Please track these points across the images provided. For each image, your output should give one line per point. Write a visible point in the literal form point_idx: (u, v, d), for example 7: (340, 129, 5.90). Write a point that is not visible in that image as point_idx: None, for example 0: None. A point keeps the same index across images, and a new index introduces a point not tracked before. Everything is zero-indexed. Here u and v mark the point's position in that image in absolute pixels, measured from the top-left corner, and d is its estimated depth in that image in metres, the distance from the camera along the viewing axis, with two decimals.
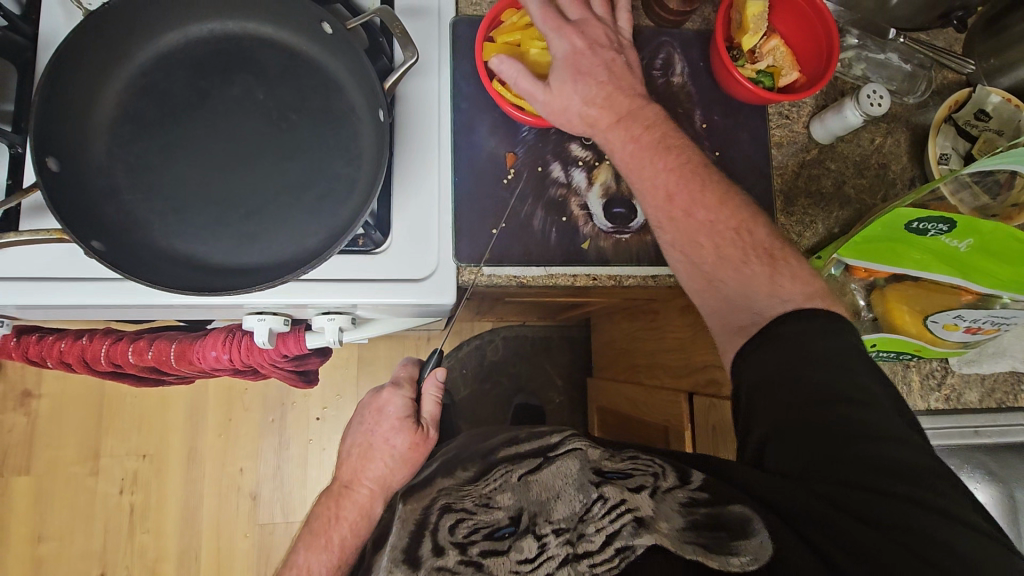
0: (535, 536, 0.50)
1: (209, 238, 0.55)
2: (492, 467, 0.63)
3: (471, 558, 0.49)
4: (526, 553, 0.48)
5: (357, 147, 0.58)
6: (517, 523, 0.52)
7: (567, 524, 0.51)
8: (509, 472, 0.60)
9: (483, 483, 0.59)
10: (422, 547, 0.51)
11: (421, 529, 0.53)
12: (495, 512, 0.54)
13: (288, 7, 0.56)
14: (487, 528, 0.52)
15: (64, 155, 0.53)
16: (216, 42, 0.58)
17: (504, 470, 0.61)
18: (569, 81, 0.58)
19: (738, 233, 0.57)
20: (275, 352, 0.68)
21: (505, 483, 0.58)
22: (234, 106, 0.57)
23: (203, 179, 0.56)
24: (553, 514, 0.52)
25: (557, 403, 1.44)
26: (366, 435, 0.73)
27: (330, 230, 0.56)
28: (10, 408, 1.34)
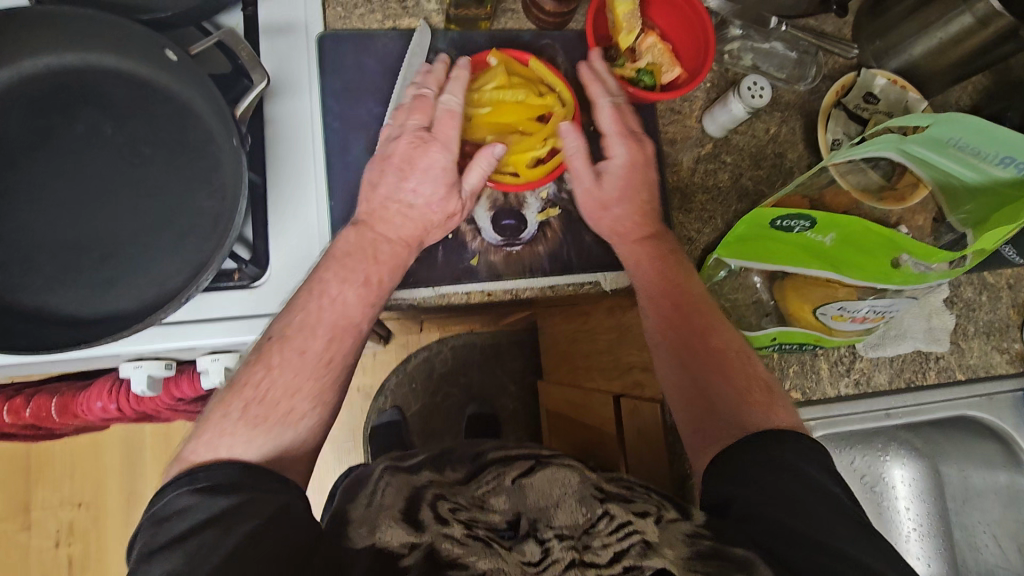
0: (537, 540, 0.44)
1: (59, 289, 0.51)
2: (484, 469, 0.56)
3: (479, 534, 0.43)
4: (529, 558, 0.42)
5: (217, 178, 0.54)
6: (516, 528, 0.46)
7: (571, 532, 0.44)
8: (501, 474, 0.52)
9: (473, 485, 0.52)
10: (424, 512, 0.45)
11: (416, 500, 0.47)
12: (490, 513, 0.47)
13: (126, 35, 0.52)
14: (486, 526, 0.45)
15: None
16: (53, 77, 0.54)
17: (497, 472, 0.53)
18: (619, 188, 0.59)
19: (679, 300, 0.58)
20: (166, 396, 0.65)
21: (499, 485, 0.50)
22: (78, 144, 0.53)
23: (47, 227, 0.52)
24: (555, 520, 0.45)
25: (511, 410, 1.41)
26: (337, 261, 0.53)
27: (192, 269, 0.53)
28: None
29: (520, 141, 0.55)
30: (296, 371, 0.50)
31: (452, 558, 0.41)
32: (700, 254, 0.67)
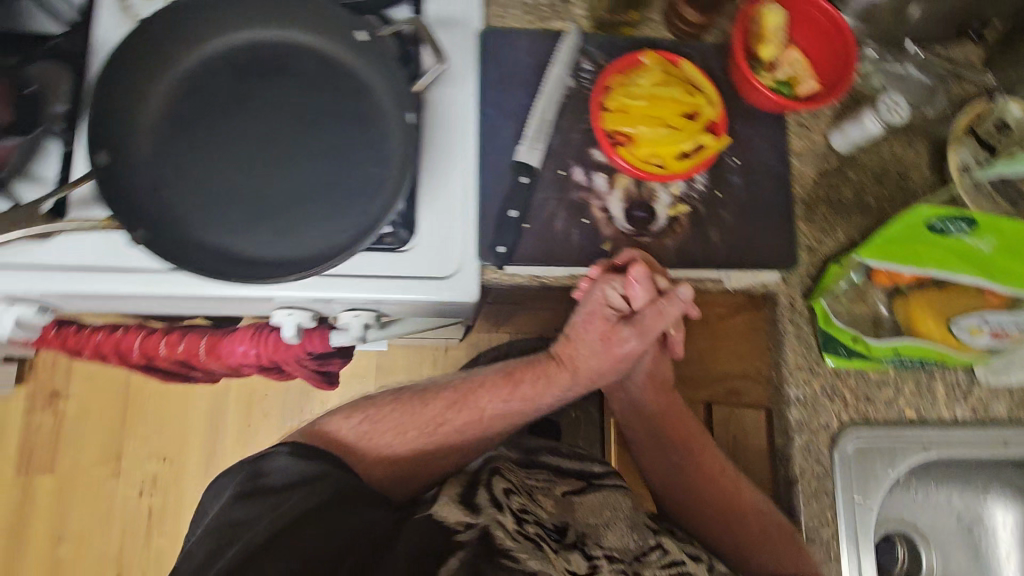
0: (587, 554, 0.58)
1: (243, 232, 0.57)
2: (536, 469, 0.73)
3: (530, 533, 0.56)
4: (580, 566, 0.55)
5: (386, 148, 0.60)
6: (566, 534, 0.60)
7: (620, 555, 0.58)
8: (553, 482, 0.70)
9: (529, 477, 0.69)
10: (478, 497, 0.58)
11: (473, 487, 0.61)
12: (544, 513, 0.62)
13: (328, 17, 0.59)
14: (538, 520, 0.59)
15: (114, 150, 0.56)
16: (256, 48, 0.61)
17: (549, 479, 0.71)
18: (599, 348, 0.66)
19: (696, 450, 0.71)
20: (300, 348, 0.71)
21: (550, 491, 0.68)
22: (272, 107, 0.60)
23: (239, 176, 0.58)
24: (605, 540, 0.60)
25: None
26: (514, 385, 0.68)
27: (358, 226, 0.58)
28: (37, 408, 1.35)
29: (671, 132, 0.57)
30: (406, 413, 0.66)
31: (505, 547, 0.52)
32: (821, 263, 0.68)
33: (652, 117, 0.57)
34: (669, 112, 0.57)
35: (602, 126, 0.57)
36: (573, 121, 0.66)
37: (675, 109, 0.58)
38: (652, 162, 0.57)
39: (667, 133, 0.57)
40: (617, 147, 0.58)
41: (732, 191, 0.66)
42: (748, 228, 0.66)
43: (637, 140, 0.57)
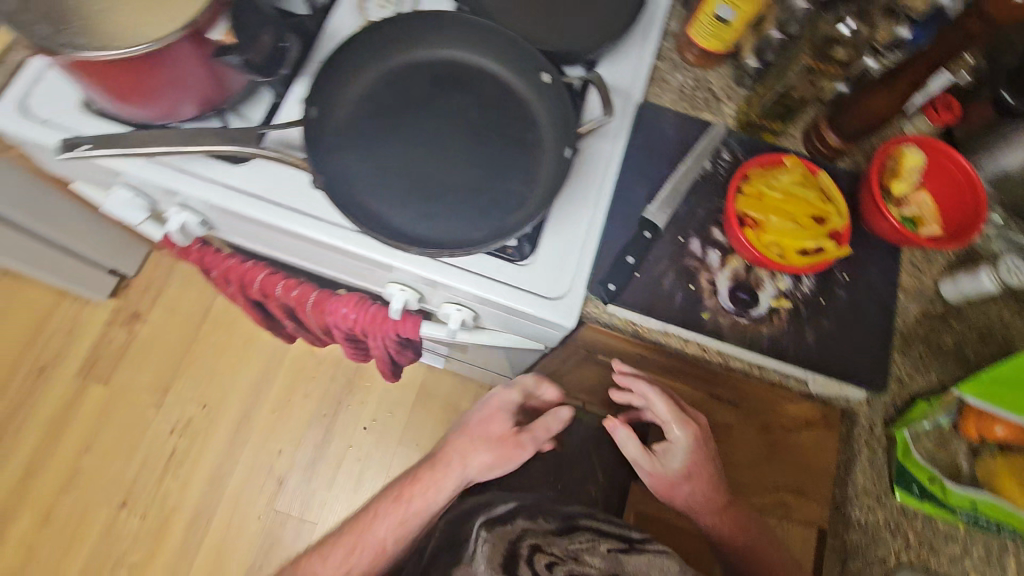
0: None
1: (396, 207, 0.65)
2: (576, 527, 0.74)
3: None
4: None
5: (534, 173, 0.67)
6: None
7: None
8: (595, 540, 0.71)
9: (569, 540, 0.71)
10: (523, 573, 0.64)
11: (518, 558, 0.66)
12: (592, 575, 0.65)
13: (521, 55, 0.68)
14: None
15: (319, 110, 0.65)
16: (454, 61, 0.70)
17: (591, 537, 0.72)
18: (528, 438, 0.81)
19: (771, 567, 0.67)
20: (394, 326, 0.77)
21: (594, 549, 0.69)
22: (452, 115, 0.69)
23: (407, 161, 0.66)
24: None
25: None
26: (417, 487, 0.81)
27: (492, 232, 0.65)
28: (116, 323, 1.45)
29: (795, 230, 0.62)
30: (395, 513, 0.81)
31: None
32: (907, 399, 0.68)
33: (782, 212, 0.62)
34: (799, 212, 0.62)
35: (734, 206, 0.62)
36: (702, 198, 0.71)
37: (805, 211, 0.62)
38: (771, 251, 0.62)
39: (792, 230, 0.62)
40: (744, 228, 0.62)
41: (835, 302, 0.69)
42: (844, 341, 0.68)
43: (763, 228, 0.62)
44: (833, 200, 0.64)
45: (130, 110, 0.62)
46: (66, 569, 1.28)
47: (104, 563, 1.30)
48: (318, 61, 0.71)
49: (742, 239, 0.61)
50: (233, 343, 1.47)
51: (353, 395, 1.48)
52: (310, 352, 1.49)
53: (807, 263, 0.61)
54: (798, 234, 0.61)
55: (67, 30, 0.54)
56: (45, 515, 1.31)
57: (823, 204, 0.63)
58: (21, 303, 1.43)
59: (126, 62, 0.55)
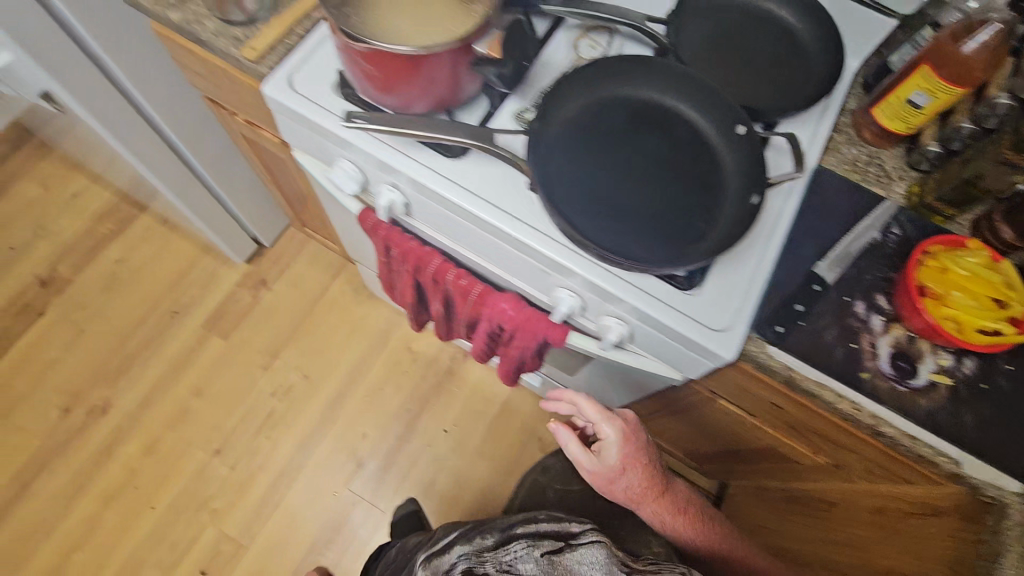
0: None
1: (586, 220, 0.71)
2: (514, 538, 0.87)
3: None
4: None
5: (715, 213, 0.72)
6: None
7: None
8: (530, 546, 0.83)
9: (504, 550, 0.84)
10: None
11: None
12: None
13: (721, 105, 0.74)
14: None
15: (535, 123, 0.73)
16: (655, 102, 0.77)
17: (528, 544, 0.84)
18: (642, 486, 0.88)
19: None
20: (544, 330, 0.82)
21: (526, 555, 0.82)
22: (647, 149, 0.75)
23: (601, 182, 0.73)
24: None
25: None
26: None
27: (669, 258, 0.70)
28: (245, 286, 1.58)
29: (975, 308, 0.64)
30: None
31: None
32: None
33: (964, 289, 0.64)
34: (981, 291, 0.65)
35: (915, 275, 0.66)
36: (870, 264, 0.73)
37: (987, 291, 0.65)
38: (947, 323, 0.64)
39: (972, 307, 0.64)
40: (922, 297, 0.65)
41: (997, 390, 0.69)
42: (1001, 430, 0.68)
43: (941, 300, 0.65)
44: (1016, 288, 0.65)
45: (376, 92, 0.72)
46: (156, 500, 1.38)
47: (190, 502, 1.39)
48: (535, 88, 0.80)
49: (920, 305, 0.64)
50: (341, 326, 1.58)
51: (439, 398, 1.54)
52: (408, 349, 1.57)
53: (983, 341, 0.63)
54: (978, 312, 0.64)
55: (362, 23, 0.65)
56: (148, 446, 1.42)
57: (1007, 289, 0.65)
58: (170, 252, 1.59)
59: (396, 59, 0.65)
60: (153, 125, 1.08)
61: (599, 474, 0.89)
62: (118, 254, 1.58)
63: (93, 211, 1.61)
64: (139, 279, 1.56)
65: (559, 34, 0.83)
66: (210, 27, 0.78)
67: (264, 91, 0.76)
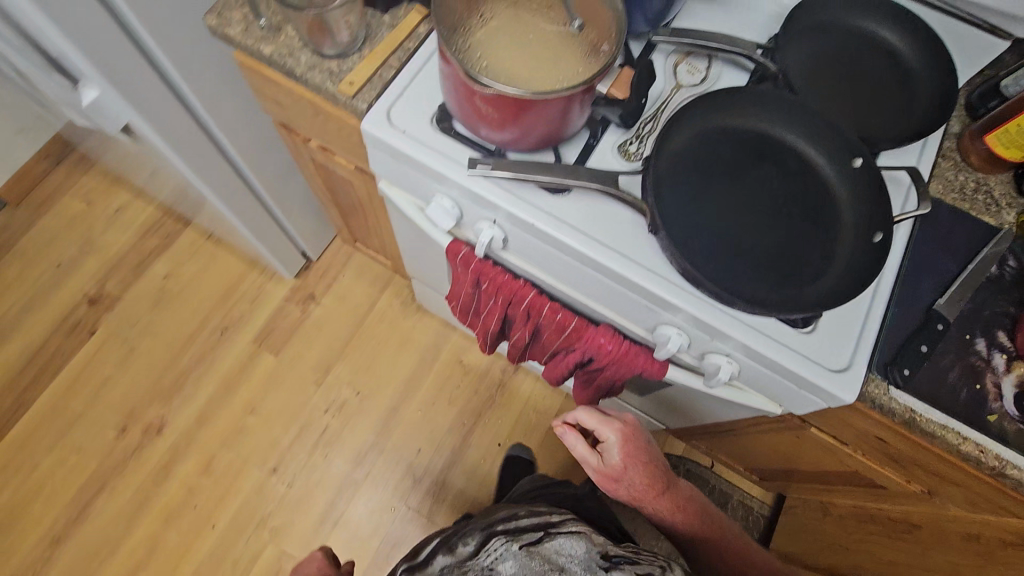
0: None
1: (703, 259, 0.69)
2: (490, 537, 0.80)
3: None
4: None
5: (831, 250, 0.70)
6: None
7: None
8: (507, 543, 0.78)
9: (484, 554, 0.77)
10: None
11: None
12: None
13: (835, 137, 0.72)
14: None
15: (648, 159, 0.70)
16: (763, 133, 0.74)
17: (505, 540, 0.78)
18: (627, 466, 0.87)
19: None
20: (640, 364, 0.82)
21: (506, 552, 0.76)
22: (757, 183, 0.73)
23: (714, 219, 0.71)
24: None
25: None
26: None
27: (789, 297, 0.68)
28: (294, 300, 1.57)
29: None
30: None
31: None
32: None
33: None
34: None
35: None
36: (987, 299, 0.72)
37: None
38: None
39: None
40: None
41: None
42: None
43: None
44: None
45: (478, 124, 0.68)
46: (216, 519, 1.38)
47: (250, 520, 1.39)
48: (646, 120, 0.76)
49: None
50: (391, 339, 1.57)
51: (492, 411, 1.53)
52: (459, 362, 1.56)
53: None
54: None
55: (475, 59, 0.61)
56: (205, 464, 1.42)
57: None
58: (217, 266, 1.58)
59: (510, 102, 0.61)
60: (226, 157, 1.06)
61: (602, 475, 0.88)
62: (165, 269, 1.56)
63: (138, 225, 1.59)
64: (187, 295, 1.55)
65: (658, 55, 0.80)
66: (304, 60, 0.76)
67: (364, 126, 0.74)
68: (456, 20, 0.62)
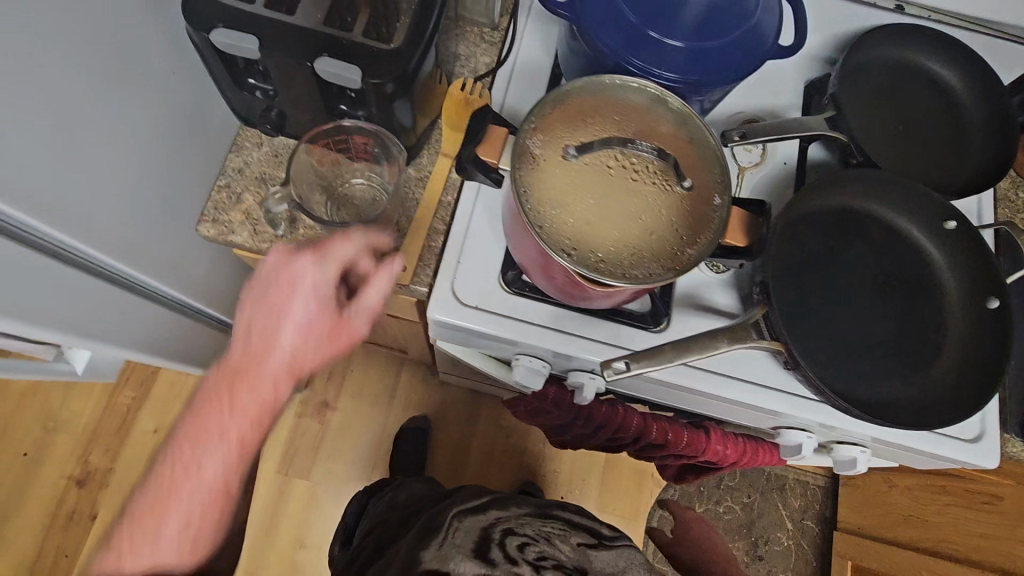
0: None
1: (832, 369, 0.65)
2: (547, 517, 0.89)
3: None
4: None
5: (945, 321, 0.68)
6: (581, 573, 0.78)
7: None
8: (564, 533, 0.86)
9: (544, 524, 0.87)
10: (491, 552, 0.76)
11: (483, 543, 0.79)
12: (561, 554, 0.81)
13: (924, 203, 0.68)
14: (555, 561, 0.78)
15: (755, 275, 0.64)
16: (847, 211, 0.70)
17: (563, 530, 0.87)
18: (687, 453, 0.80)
19: None
20: (753, 459, 0.80)
21: (567, 538, 0.85)
22: (854, 268, 0.69)
23: (828, 322, 0.67)
24: None
25: (785, 546, 1.51)
26: (258, 300, 0.60)
27: (923, 385, 0.66)
28: (306, 414, 1.44)
29: None
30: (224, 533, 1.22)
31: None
32: None
33: None
34: None
35: None
36: None
37: None
38: None
39: None
40: None
41: None
42: None
43: None
44: None
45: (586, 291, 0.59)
46: None
47: None
48: None
49: None
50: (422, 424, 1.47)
51: (546, 467, 1.48)
52: (499, 427, 1.49)
53: None
54: None
55: (608, 256, 0.52)
56: None
57: None
58: None
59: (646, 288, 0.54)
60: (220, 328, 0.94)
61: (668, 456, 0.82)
62: (151, 423, 1.38)
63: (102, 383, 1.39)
64: None
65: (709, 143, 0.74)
66: None
67: (432, 315, 0.65)
68: (548, 214, 0.52)
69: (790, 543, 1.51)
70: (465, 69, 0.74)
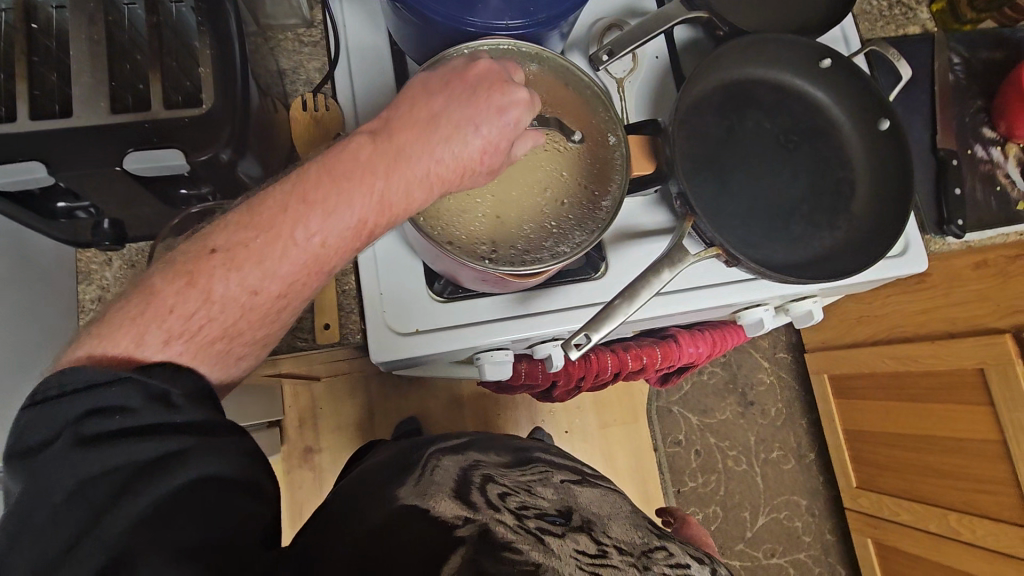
0: (593, 538, 0.45)
1: (769, 243, 0.66)
2: (531, 460, 0.58)
3: (531, 526, 0.44)
4: (577, 543, 0.44)
5: (847, 156, 0.70)
6: (568, 517, 0.47)
7: (629, 547, 0.46)
8: (549, 472, 0.56)
9: (520, 471, 0.54)
10: (475, 495, 0.47)
11: (465, 483, 0.48)
12: (542, 501, 0.49)
13: (796, 52, 0.68)
14: (537, 511, 0.47)
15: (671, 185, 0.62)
16: (731, 85, 0.69)
17: (545, 469, 0.57)
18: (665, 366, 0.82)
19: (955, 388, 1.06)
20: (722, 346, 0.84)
21: (549, 480, 0.54)
22: (756, 136, 0.68)
23: (750, 199, 0.67)
24: (611, 530, 0.48)
25: (768, 383, 1.58)
26: (389, 135, 0.46)
27: (850, 224, 0.68)
28: (294, 467, 1.37)
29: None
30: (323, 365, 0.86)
31: (506, 540, 0.42)
32: None
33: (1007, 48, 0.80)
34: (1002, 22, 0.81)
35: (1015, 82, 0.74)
36: (962, 107, 0.79)
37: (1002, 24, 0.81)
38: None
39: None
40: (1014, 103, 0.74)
41: None
42: None
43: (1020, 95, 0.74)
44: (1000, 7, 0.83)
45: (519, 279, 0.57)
46: None
47: None
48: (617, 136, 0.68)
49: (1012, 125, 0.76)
50: None
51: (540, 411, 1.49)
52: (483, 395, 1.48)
53: None
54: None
55: (528, 242, 0.50)
56: None
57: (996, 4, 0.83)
58: None
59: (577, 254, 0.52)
60: None
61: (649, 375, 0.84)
62: None
63: None
64: None
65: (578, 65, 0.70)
66: None
67: (376, 359, 0.60)
68: (453, 229, 0.50)
69: (773, 378, 1.59)
70: (298, 85, 0.66)
